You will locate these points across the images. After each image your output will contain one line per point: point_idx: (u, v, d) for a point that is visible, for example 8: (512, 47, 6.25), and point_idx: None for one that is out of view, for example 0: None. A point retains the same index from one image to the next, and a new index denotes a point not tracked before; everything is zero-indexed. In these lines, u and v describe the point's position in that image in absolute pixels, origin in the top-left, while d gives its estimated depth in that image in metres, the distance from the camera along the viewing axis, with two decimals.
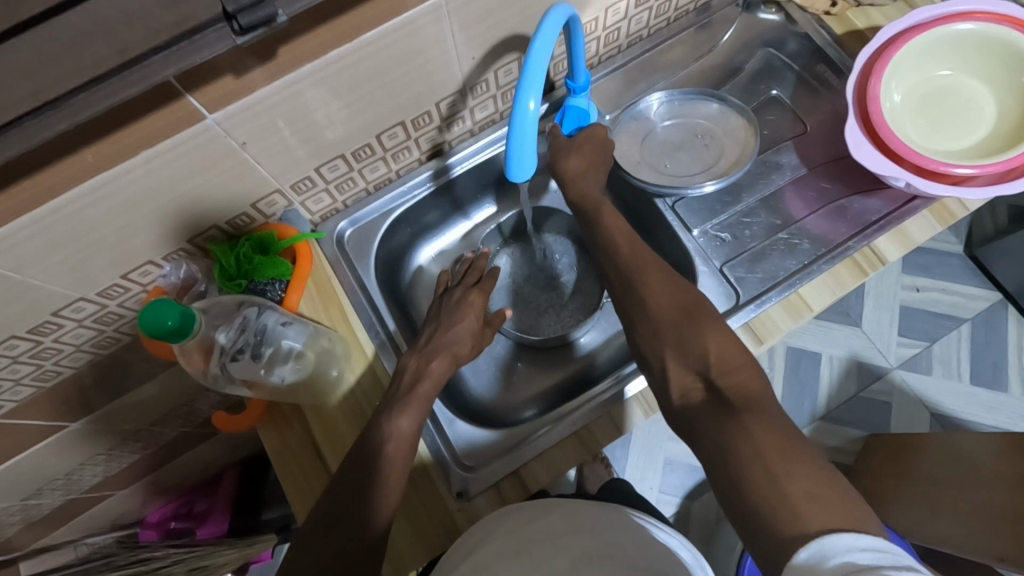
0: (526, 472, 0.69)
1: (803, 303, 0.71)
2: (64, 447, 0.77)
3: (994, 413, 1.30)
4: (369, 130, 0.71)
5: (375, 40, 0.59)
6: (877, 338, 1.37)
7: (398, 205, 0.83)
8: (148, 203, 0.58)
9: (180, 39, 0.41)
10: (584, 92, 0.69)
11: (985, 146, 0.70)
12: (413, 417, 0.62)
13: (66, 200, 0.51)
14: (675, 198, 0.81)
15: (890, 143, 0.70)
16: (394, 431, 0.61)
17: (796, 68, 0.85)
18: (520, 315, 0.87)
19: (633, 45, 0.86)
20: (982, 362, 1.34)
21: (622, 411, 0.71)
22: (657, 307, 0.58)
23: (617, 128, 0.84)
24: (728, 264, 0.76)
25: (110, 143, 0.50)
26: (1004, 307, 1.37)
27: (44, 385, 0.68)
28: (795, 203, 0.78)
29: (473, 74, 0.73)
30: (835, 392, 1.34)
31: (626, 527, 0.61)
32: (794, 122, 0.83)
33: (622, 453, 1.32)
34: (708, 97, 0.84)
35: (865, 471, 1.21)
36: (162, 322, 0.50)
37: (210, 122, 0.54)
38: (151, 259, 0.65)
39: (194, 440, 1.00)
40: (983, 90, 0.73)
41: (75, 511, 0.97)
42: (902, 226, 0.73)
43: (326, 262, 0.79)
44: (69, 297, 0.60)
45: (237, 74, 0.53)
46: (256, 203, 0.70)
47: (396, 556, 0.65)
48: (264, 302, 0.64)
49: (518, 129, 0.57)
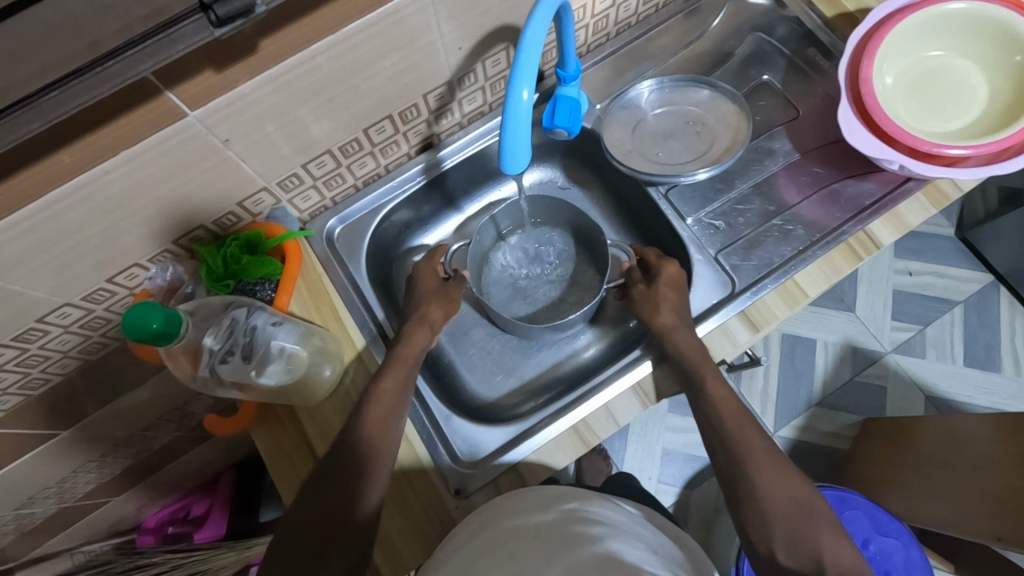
0: (525, 467, 0.69)
1: (799, 290, 0.71)
2: (55, 456, 0.75)
3: (988, 394, 1.31)
4: (356, 124, 0.70)
5: (360, 31, 0.57)
6: (872, 323, 1.37)
7: (388, 200, 0.82)
8: (131, 203, 0.56)
9: (155, 32, 0.40)
10: (574, 81, 0.68)
11: (978, 127, 0.70)
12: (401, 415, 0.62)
13: (46, 202, 0.49)
14: (668, 187, 0.80)
15: (883, 126, 0.69)
16: (375, 397, 0.63)
17: (787, 53, 0.85)
18: (519, 306, 0.87)
19: (621, 33, 0.86)
20: (975, 344, 1.34)
21: (619, 402, 0.71)
22: (736, 447, 0.59)
23: (608, 117, 0.83)
24: (723, 252, 0.75)
25: (89, 143, 0.48)
26: (996, 288, 1.37)
27: (31, 393, 0.67)
28: (789, 189, 0.77)
29: (461, 65, 0.71)
30: (830, 377, 1.34)
31: (636, 529, 0.60)
32: (786, 108, 0.82)
33: (620, 445, 1.32)
34: (699, 84, 0.83)
35: (862, 456, 1.21)
36: (145, 327, 0.48)
37: (192, 118, 0.53)
38: (136, 262, 0.63)
39: (188, 444, 0.99)
40: (975, 71, 0.72)
41: (69, 520, 0.95)
42: (896, 209, 0.72)
43: (317, 260, 0.77)
44: (53, 302, 0.59)
45: (218, 68, 0.51)
46: (242, 202, 0.68)
47: (392, 551, 0.65)
48: (252, 303, 0.63)
49: (511, 119, 0.55)
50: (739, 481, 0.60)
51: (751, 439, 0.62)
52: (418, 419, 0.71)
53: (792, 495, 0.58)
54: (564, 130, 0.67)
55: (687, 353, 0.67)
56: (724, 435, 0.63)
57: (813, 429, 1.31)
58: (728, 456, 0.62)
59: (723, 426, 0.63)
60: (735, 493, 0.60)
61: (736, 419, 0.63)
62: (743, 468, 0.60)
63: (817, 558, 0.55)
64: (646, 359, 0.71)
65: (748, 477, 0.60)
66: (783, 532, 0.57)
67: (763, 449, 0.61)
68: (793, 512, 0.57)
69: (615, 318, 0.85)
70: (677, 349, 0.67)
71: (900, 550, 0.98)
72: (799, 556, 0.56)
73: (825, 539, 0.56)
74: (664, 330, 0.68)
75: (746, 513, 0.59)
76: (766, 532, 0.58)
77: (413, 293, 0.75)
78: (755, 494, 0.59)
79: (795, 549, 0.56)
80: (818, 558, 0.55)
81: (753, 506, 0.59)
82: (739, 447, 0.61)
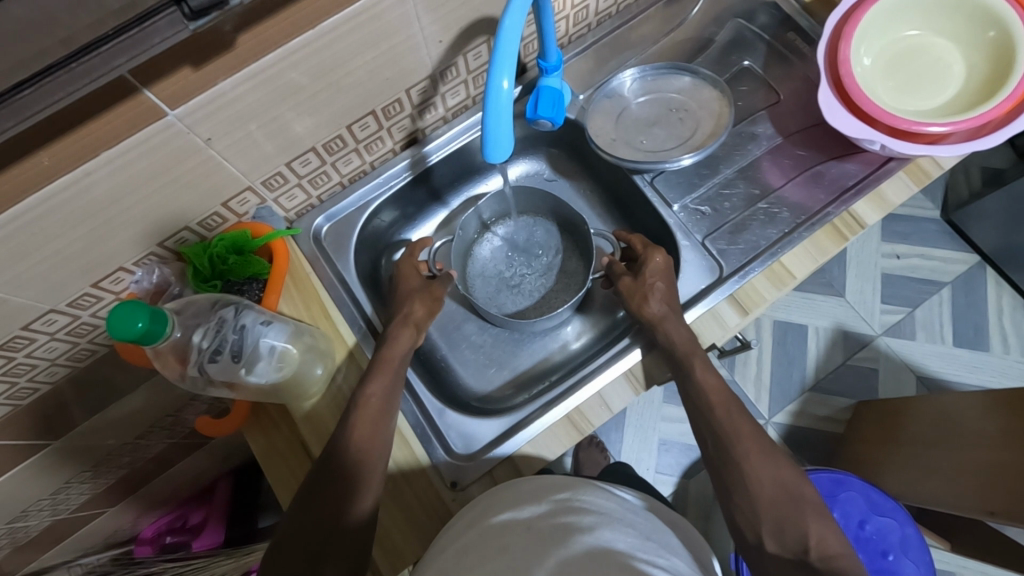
0: (519, 458, 0.69)
1: (786, 272, 0.72)
2: (47, 466, 0.75)
3: (977, 372, 1.32)
4: (339, 121, 0.70)
5: (338, 26, 0.57)
6: (861, 307, 1.38)
7: (374, 196, 0.82)
8: (114, 206, 0.56)
9: (130, 26, 0.40)
10: (556, 72, 0.68)
11: (956, 104, 0.71)
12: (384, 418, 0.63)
13: (26, 206, 0.49)
14: (653, 173, 0.80)
15: (862, 105, 0.70)
16: (361, 404, 0.63)
17: (767, 38, 0.85)
18: (508, 301, 0.87)
19: (602, 23, 0.86)
20: (963, 324, 1.35)
21: (611, 390, 0.71)
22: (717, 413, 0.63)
23: (591, 108, 0.84)
24: (710, 237, 0.76)
25: (67, 145, 0.48)
26: (983, 269, 1.38)
27: (19, 403, 0.66)
28: (773, 172, 0.78)
29: (443, 59, 0.72)
30: (822, 361, 1.35)
31: (627, 515, 0.60)
32: (768, 92, 0.83)
33: (617, 436, 1.32)
34: (681, 71, 0.84)
35: (855, 439, 1.22)
36: (131, 326, 0.48)
37: (171, 118, 0.53)
38: (122, 266, 0.63)
39: (183, 451, 0.98)
40: (951, 49, 0.73)
41: (65, 532, 0.94)
42: (879, 188, 0.73)
43: (305, 259, 0.77)
44: (39, 309, 0.58)
45: (196, 66, 0.51)
46: (227, 202, 0.68)
47: (389, 547, 0.65)
48: (240, 302, 0.63)
49: (491, 109, 0.56)
50: (728, 465, 0.60)
51: (740, 422, 0.62)
52: (411, 414, 0.71)
53: (779, 479, 0.59)
54: (548, 121, 0.68)
55: (674, 339, 0.67)
56: (713, 419, 0.63)
57: (807, 414, 1.32)
58: (716, 441, 0.62)
59: (712, 409, 0.63)
60: (726, 481, 0.61)
61: (724, 402, 0.63)
62: (731, 452, 0.60)
63: (804, 542, 0.55)
64: (636, 346, 0.72)
65: (736, 460, 0.60)
66: (769, 518, 0.57)
67: (750, 432, 0.61)
68: (779, 497, 0.58)
69: (605, 307, 0.85)
70: (664, 335, 0.68)
71: (896, 529, 0.99)
72: (785, 542, 0.56)
73: (811, 522, 0.56)
74: (650, 317, 0.69)
75: (736, 500, 0.59)
76: (754, 516, 0.58)
77: (396, 294, 0.75)
78: (743, 476, 0.59)
79: (782, 534, 0.56)
80: (804, 543, 0.55)
81: (742, 489, 0.59)
82: (727, 430, 0.62)
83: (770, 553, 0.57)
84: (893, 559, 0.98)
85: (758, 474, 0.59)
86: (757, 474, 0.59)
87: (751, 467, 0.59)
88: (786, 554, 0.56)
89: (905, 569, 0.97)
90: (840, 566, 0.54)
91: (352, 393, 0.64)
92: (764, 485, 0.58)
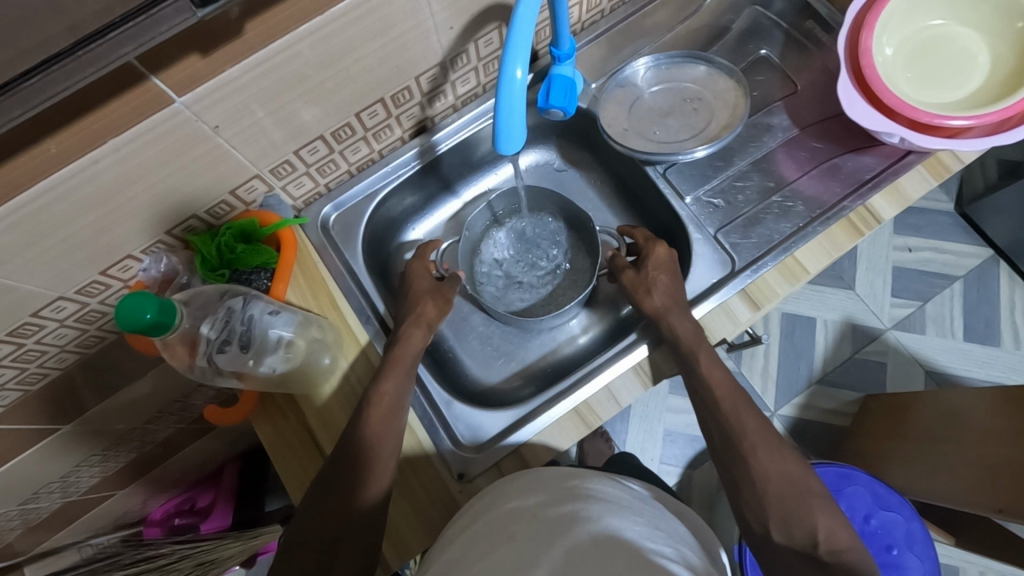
0: (526, 450, 0.68)
1: (800, 267, 0.70)
2: (57, 449, 0.74)
3: (987, 366, 1.31)
4: (348, 108, 0.69)
5: (347, 12, 0.56)
6: (871, 300, 1.36)
7: (383, 184, 0.81)
8: (121, 192, 0.55)
9: (135, 14, 0.39)
10: (569, 59, 0.67)
11: (978, 98, 0.69)
12: (387, 409, 0.62)
13: (34, 193, 0.48)
14: (665, 165, 0.79)
15: (882, 97, 0.68)
16: (373, 401, 0.62)
17: (785, 26, 0.84)
18: (515, 299, 0.86)
19: (615, 10, 0.84)
20: (975, 318, 1.34)
21: (619, 383, 0.70)
22: (727, 408, 0.62)
23: (603, 96, 0.82)
24: (722, 230, 0.75)
25: (74, 132, 0.47)
26: (996, 263, 1.37)
27: (29, 388, 0.65)
28: (787, 164, 0.77)
29: (453, 45, 0.70)
30: (831, 354, 1.34)
31: (633, 503, 0.60)
32: (784, 82, 0.82)
33: (622, 427, 1.32)
34: (695, 59, 0.82)
35: (865, 432, 1.21)
36: (139, 317, 0.48)
37: (179, 105, 0.52)
38: (129, 253, 0.62)
39: (191, 437, 0.99)
40: (977, 41, 0.71)
41: (76, 513, 0.94)
42: (896, 182, 0.72)
43: (313, 248, 0.77)
44: (48, 296, 0.58)
45: (203, 53, 0.50)
46: (235, 189, 0.68)
47: (398, 539, 0.65)
48: (248, 292, 0.63)
49: (504, 98, 0.54)
50: (735, 459, 0.60)
51: (747, 417, 0.61)
52: (419, 406, 0.71)
53: (785, 473, 0.58)
54: (560, 111, 0.67)
55: (679, 333, 0.66)
56: (720, 414, 0.62)
57: (814, 407, 1.32)
58: (722, 435, 0.62)
59: (718, 404, 0.63)
60: (734, 476, 0.60)
61: (730, 397, 0.63)
62: (739, 445, 0.60)
63: (813, 536, 0.55)
64: (643, 342, 0.71)
65: (743, 455, 0.59)
66: (776, 515, 0.57)
67: (756, 427, 0.61)
68: (785, 493, 0.57)
69: (612, 301, 0.84)
70: (669, 329, 0.67)
71: (901, 523, 0.98)
72: (792, 535, 0.56)
73: (819, 516, 0.56)
74: (655, 310, 0.68)
75: (743, 492, 0.59)
76: (762, 511, 0.57)
77: (405, 290, 0.74)
78: (747, 468, 0.59)
79: (789, 528, 0.56)
80: (813, 536, 0.55)
81: (749, 484, 0.58)
82: (734, 424, 0.61)
83: (777, 546, 0.56)
84: (897, 553, 0.97)
85: (763, 470, 0.58)
86: (762, 469, 0.58)
87: (756, 463, 0.59)
88: (789, 548, 0.56)
89: (908, 563, 0.97)
90: (848, 561, 0.54)
91: (364, 391, 0.64)
92: (768, 480, 0.58)
